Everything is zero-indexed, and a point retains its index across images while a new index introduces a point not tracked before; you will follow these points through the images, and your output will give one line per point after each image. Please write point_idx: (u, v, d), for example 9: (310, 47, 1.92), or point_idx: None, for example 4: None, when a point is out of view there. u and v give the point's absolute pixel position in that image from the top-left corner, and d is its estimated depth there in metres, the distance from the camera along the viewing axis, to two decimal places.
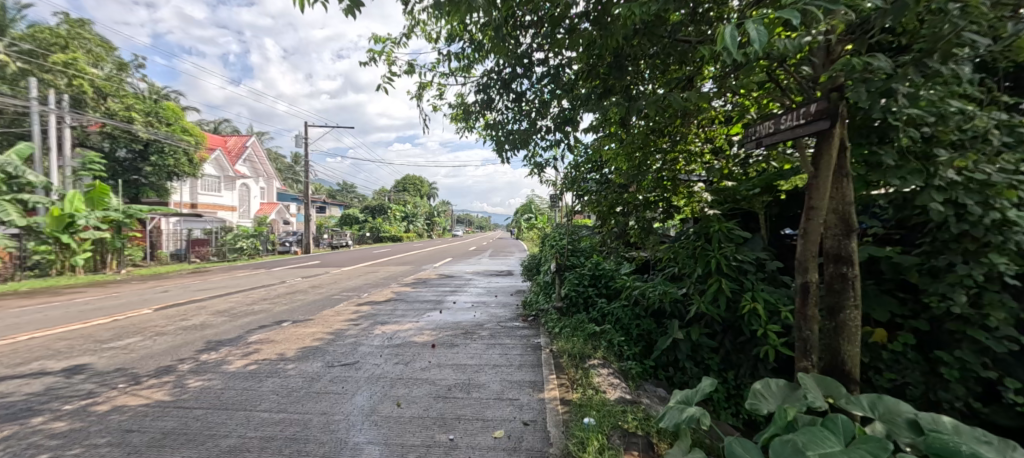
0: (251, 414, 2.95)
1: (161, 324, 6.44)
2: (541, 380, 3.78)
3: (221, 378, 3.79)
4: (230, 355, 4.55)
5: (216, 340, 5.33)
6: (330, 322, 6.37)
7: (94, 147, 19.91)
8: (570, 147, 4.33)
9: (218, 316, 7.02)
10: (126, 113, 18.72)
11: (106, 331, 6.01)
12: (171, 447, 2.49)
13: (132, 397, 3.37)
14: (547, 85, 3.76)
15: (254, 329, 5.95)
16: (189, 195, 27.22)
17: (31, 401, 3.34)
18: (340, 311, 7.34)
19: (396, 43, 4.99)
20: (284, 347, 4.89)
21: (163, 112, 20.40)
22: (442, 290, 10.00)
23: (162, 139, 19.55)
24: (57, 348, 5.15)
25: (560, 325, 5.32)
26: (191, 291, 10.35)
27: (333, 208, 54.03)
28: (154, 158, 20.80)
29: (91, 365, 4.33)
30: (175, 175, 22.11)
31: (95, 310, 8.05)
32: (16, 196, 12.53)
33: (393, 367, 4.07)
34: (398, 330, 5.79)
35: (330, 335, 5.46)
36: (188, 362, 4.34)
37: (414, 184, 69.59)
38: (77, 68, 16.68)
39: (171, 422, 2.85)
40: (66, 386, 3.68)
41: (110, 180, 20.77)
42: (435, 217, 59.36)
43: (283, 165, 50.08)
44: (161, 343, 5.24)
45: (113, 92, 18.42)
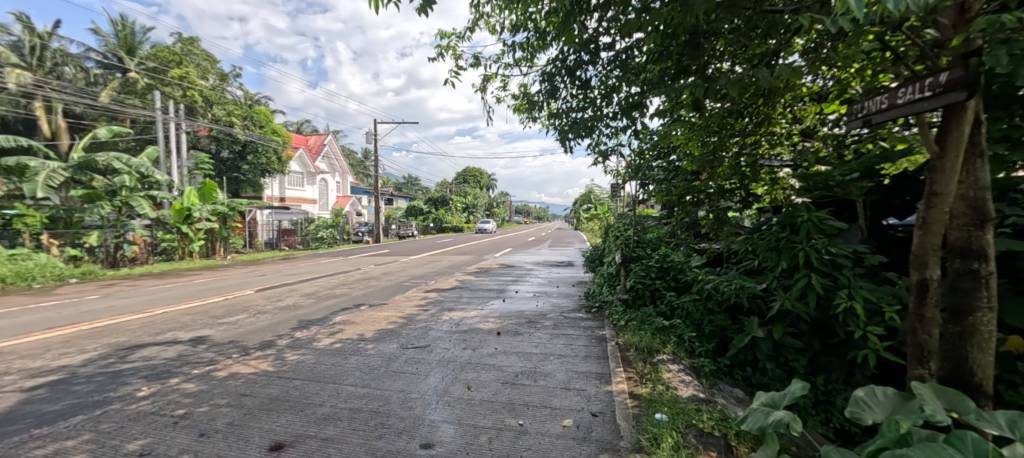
0: (340, 387, 3.25)
1: (262, 303, 7.33)
2: (608, 372, 3.71)
3: (312, 354, 4.22)
4: (319, 334, 5.04)
5: (306, 319, 5.93)
6: (402, 307, 6.81)
7: (204, 149, 23.04)
8: (635, 134, 4.15)
9: (306, 298, 7.78)
10: (228, 118, 21.38)
11: (219, 308, 6.97)
12: (277, 411, 2.83)
13: (244, 366, 3.87)
14: (614, 70, 3.66)
15: (338, 311, 6.54)
16: (278, 190, 30.42)
17: (168, 365, 3.98)
18: (409, 297, 7.75)
19: (460, 37, 5.15)
20: (363, 328, 5.33)
21: (257, 116, 22.92)
22: (504, 279, 10.23)
23: (256, 139, 21.96)
24: (184, 320, 6.08)
25: (625, 317, 5.19)
26: (283, 276, 11.59)
27: (400, 201, 57.85)
28: (251, 157, 23.47)
29: (210, 337, 5.05)
30: (267, 172, 24.81)
31: (207, 290, 9.32)
32: (149, 192, 14.47)
33: (461, 351, 4.25)
34: (464, 316, 6.04)
35: (403, 319, 5.83)
36: (285, 338, 4.89)
37: (475, 177, 71.56)
38: (190, 80, 19.60)
39: (275, 390, 3.23)
40: (193, 354, 4.33)
41: (217, 178, 23.91)
42: (494, 209, 60.20)
43: (355, 159, 53.99)
44: (263, 320, 5.94)
45: (218, 100, 21.13)
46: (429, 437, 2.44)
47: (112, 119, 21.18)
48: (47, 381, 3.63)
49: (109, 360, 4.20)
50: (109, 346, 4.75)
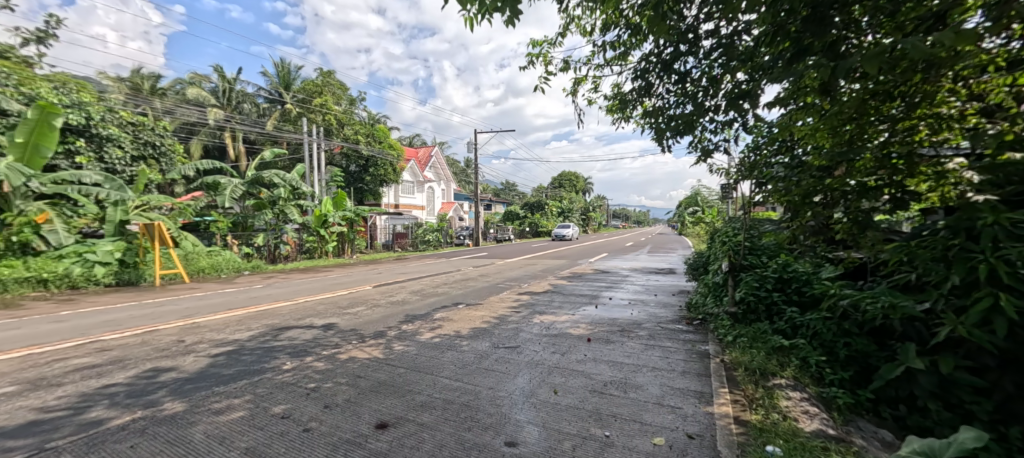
0: (436, 378, 3.50)
1: (377, 298, 8.27)
2: (709, 391, 3.37)
3: (415, 346, 4.62)
4: (421, 328, 5.49)
5: (412, 314, 6.51)
6: (496, 307, 7.07)
7: (337, 164, 26.93)
8: (746, 128, 3.71)
9: (413, 295, 8.56)
10: (355, 136, 24.74)
11: (344, 300, 8.04)
12: (382, 394, 3.15)
13: (360, 351, 4.40)
14: (718, 59, 3.34)
15: (439, 308, 7.06)
16: (393, 198, 34.04)
17: (305, 345, 4.71)
18: (503, 299, 8.01)
19: (553, 43, 5.23)
20: (459, 325, 5.66)
21: (377, 133, 26.05)
22: (598, 285, 9.98)
23: (377, 154, 24.93)
24: (318, 309, 7.14)
25: (734, 332, 4.65)
26: (395, 275, 12.88)
27: (498, 206, 60.35)
28: (372, 170, 26.72)
29: (336, 324, 5.85)
30: (385, 182, 27.96)
31: (335, 284, 10.81)
32: (298, 202, 17.53)
33: (551, 355, 4.25)
34: (555, 320, 6.03)
35: (496, 319, 6.04)
36: (394, 329, 5.43)
37: (570, 181, 71.27)
38: (328, 107, 23.52)
39: (383, 375, 3.60)
40: (323, 337, 5.06)
41: (346, 188, 27.71)
42: (590, 213, 58.95)
43: (457, 168, 57.98)
44: (377, 312, 6.69)
45: (348, 122, 24.57)
46: (514, 436, 2.48)
47: (272, 143, 26.01)
48: (225, 350, 4.58)
49: (266, 337, 5.13)
50: (266, 326, 5.82)
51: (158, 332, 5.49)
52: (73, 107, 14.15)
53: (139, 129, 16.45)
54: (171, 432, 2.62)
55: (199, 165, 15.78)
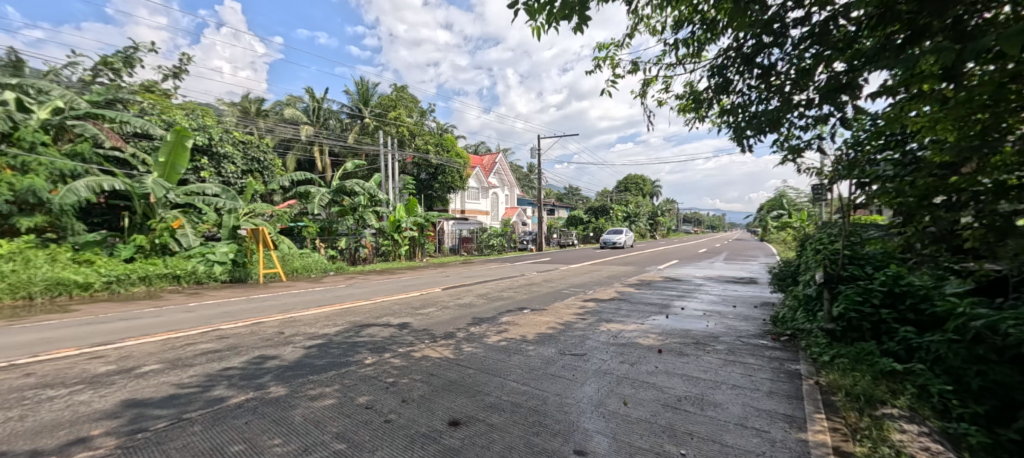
0: (504, 381, 3.56)
1: (446, 299, 8.64)
2: (801, 416, 3.04)
3: (483, 348, 4.75)
4: (488, 330, 5.64)
5: (479, 317, 6.72)
6: (561, 313, 7.04)
7: (409, 173, 28.72)
8: (843, 123, 3.33)
9: (479, 298, 8.82)
10: (426, 146, 26.25)
11: (416, 301, 8.52)
12: (454, 393, 3.29)
13: (432, 350, 4.64)
14: (810, 48, 3.04)
15: (504, 312, 7.19)
16: (460, 204, 35.42)
17: (383, 342, 5.07)
18: (568, 305, 7.94)
19: (620, 45, 5.13)
20: (525, 330, 5.73)
21: (445, 143, 27.37)
22: (668, 294, 9.50)
23: (445, 162, 26.20)
24: (394, 308, 7.65)
25: (832, 352, 4.15)
26: (462, 278, 13.37)
27: (562, 211, 60.14)
28: (440, 177, 28.10)
29: (410, 323, 6.22)
30: (453, 189, 29.24)
31: (408, 286, 11.51)
32: (375, 208, 18.96)
33: (619, 365, 4.13)
34: (623, 329, 5.86)
35: (561, 325, 6.02)
36: (463, 331, 5.64)
37: (637, 184, 68.85)
38: (401, 120, 25.25)
39: (454, 375, 3.76)
40: (399, 336, 5.40)
41: (417, 195, 29.41)
42: (659, 217, 56.10)
43: (521, 174, 58.84)
44: (446, 314, 6.99)
45: (419, 133, 26.14)
46: (583, 445, 2.45)
47: (353, 154, 28.46)
48: (317, 343, 5.08)
49: (349, 333, 5.61)
50: (350, 323, 6.36)
51: (263, 324, 6.26)
52: (199, 129, 16.72)
53: (247, 147, 18.91)
54: (276, 412, 2.97)
55: (293, 177, 17.66)
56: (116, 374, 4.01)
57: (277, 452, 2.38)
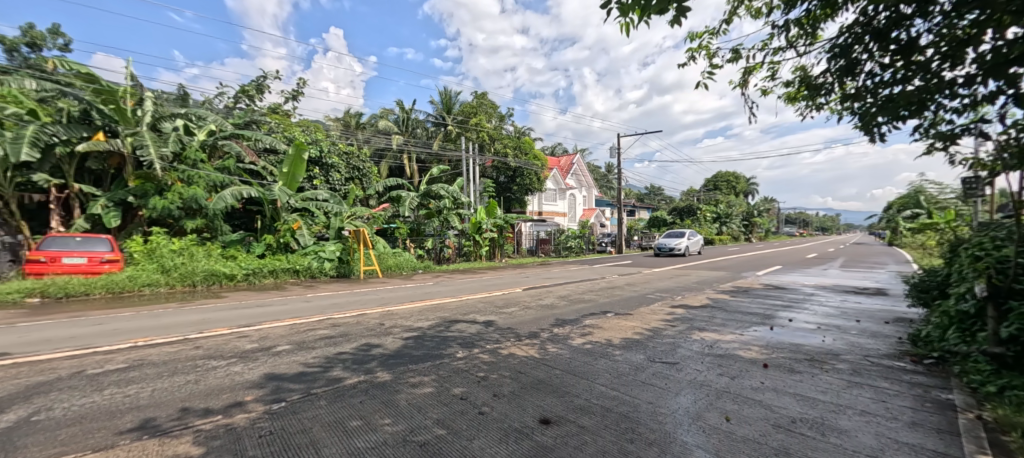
0: (593, 384, 3.52)
1: (528, 300, 8.77)
2: (956, 453, 2.54)
3: (568, 349, 4.74)
4: (572, 333, 5.60)
5: (562, 318, 6.71)
6: (647, 319, 6.74)
7: (489, 176, 29.74)
8: (1016, 101, 2.73)
9: (561, 300, 8.79)
10: (505, 150, 27.02)
11: (499, 300, 8.76)
12: (542, 392, 3.33)
13: (518, 349, 4.74)
14: (969, 14, 2.54)
15: (587, 314, 7.08)
16: (538, 206, 35.74)
17: (472, 338, 5.31)
18: (655, 310, 7.55)
19: (715, 33, 4.78)
20: (611, 333, 5.59)
21: (524, 146, 27.91)
22: (771, 303, 8.55)
23: (524, 165, 26.67)
24: (479, 306, 7.97)
25: (1000, 382, 3.42)
26: (541, 279, 13.45)
27: (643, 212, 57.58)
28: (519, 180, 28.70)
29: (496, 322, 6.43)
30: (530, 191, 29.64)
31: (489, 285, 11.90)
32: (458, 211, 19.97)
33: (717, 377, 3.83)
34: (719, 339, 5.42)
35: (649, 332, 5.75)
36: (547, 332, 5.68)
37: (728, 182, 63.23)
38: (481, 125, 26.37)
39: (542, 374, 3.81)
40: (486, 333, 5.63)
41: (497, 198, 30.32)
42: (755, 217, 50.38)
43: (599, 175, 57.64)
44: (529, 314, 7.09)
45: (498, 137, 27.04)
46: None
47: (438, 160, 30.32)
48: (413, 335, 5.51)
49: (441, 328, 5.98)
50: (440, 318, 6.78)
51: (367, 315, 6.96)
52: (313, 143, 19.14)
53: (350, 157, 21.13)
54: (384, 395, 3.29)
55: (387, 182, 19.35)
56: (258, 351, 4.77)
57: (388, 431, 2.64)
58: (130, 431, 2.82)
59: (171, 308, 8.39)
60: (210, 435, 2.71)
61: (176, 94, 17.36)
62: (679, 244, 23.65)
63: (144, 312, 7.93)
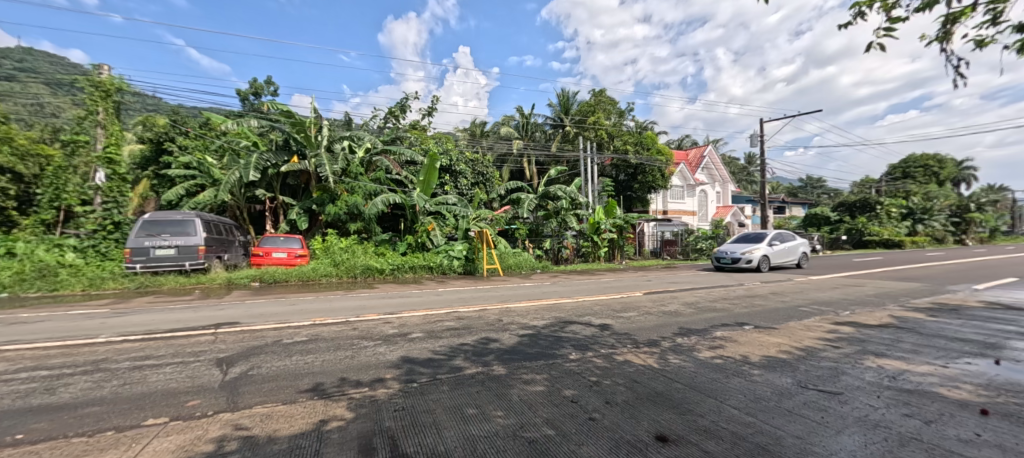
0: (722, 405, 3.09)
1: (649, 305, 8.19)
2: None
3: (694, 362, 4.28)
4: (699, 344, 5.05)
5: (688, 328, 6.10)
6: (798, 336, 5.67)
7: (609, 175, 28.92)
8: None
9: (688, 307, 8.00)
10: (624, 147, 26.00)
11: (617, 304, 8.39)
12: (659, 406, 3.05)
13: (636, 356, 4.46)
14: None
15: (719, 325, 6.30)
16: (662, 204, 33.33)
17: (587, 340, 5.20)
18: (809, 326, 6.32)
19: None
20: (748, 349, 4.85)
21: (645, 141, 26.48)
22: (996, 329, 6.36)
23: (646, 161, 25.18)
24: (596, 309, 7.76)
25: None
26: (665, 283, 12.49)
27: (796, 209, 49.06)
28: (641, 177, 27.31)
29: (613, 326, 6.17)
30: (653, 189, 27.88)
31: (608, 288, 11.50)
32: (576, 211, 19.85)
33: (901, 418, 2.99)
34: (906, 370, 4.25)
35: (800, 351, 4.83)
36: (669, 341, 5.23)
37: (924, 168, 49.61)
38: (599, 123, 25.93)
39: (661, 386, 3.51)
40: (602, 336, 5.44)
41: (617, 197, 29.31)
42: (970, 212, 38.16)
43: (736, 168, 51.24)
44: (651, 321, 6.63)
45: (617, 134, 26.18)
46: None
47: (556, 162, 30.73)
48: (529, 333, 5.64)
49: (556, 328, 6.00)
50: (556, 318, 6.81)
51: (488, 310, 7.39)
52: (444, 153, 21.24)
53: (475, 163, 22.80)
54: (499, 388, 3.43)
55: (508, 186, 20.30)
56: (399, 336, 5.46)
57: (499, 423, 2.73)
58: (307, 391, 3.50)
59: (341, 295, 10.26)
60: (358, 403, 3.19)
61: (343, 119, 21.06)
62: (747, 252, 15.58)
63: (321, 298, 9.80)
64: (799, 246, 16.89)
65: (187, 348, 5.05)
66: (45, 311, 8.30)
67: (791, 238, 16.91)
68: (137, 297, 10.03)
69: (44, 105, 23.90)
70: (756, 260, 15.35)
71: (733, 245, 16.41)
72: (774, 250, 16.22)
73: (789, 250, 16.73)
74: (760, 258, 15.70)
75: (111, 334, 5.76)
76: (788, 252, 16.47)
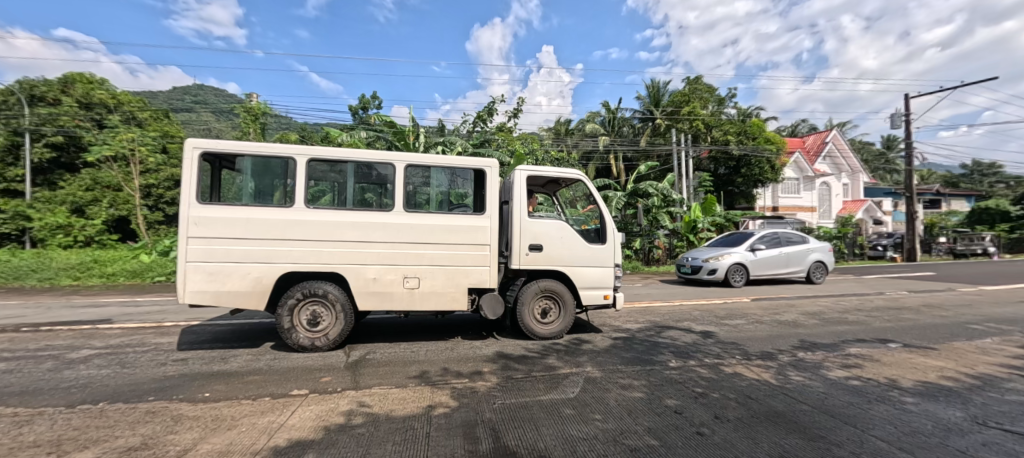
0: (864, 435, 2.64)
1: (759, 313, 7.36)
2: None
3: (821, 382, 3.74)
4: (828, 361, 4.39)
5: (811, 341, 5.34)
6: (967, 360, 4.61)
7: (706, 169, 26.64)
8: None
9: (808, 318, 7.00)
10: (724, 137, 23.77)
11: (719, 310, 7.68)
12: (782, 428, 2.71)
13: (748, 370, 4.04)
14: None
15: (852, 341, 5.41)
16: (771, 199, 29.66)
17: (687, 348, 4.85)
18: (984, 349, 5.09)
19: None
20: (895, 372, 4.08)
21: (750, 129, 23.82)
22: None
23: (750, 152, 22.67)
24: (695, 315, 7.19)
25: None
26: (777, 289, 11.10)
27: (956, 203, 39.97)
28: (745, 170, 24.70)
29: (716, 334, 5.66)
30: (761, 182, 25.01)
31: (708, 292, 10.58)
32: (669, 209, 18.63)
33: None
34: None
35: (972, 379, 3.93)
36: (787, 354, 4.64)
37: None
38: (695, 113, 23.99)
39: (782, 406, 3.12)
40: (704, 345, 5.03)
41: (716, 193, 26.90)
42: None
43: (869, 155, 43.50)
44: (764, 331, 5.94)
45: (716, 124, 24.06)
46: None
47: (646, 157, 29.24)
48: (623, 336, 5.44)
49: (651, 332, 5.71)
50: (650, 322, 6.48)
51: None
52: (530, 153, 21.56)
53: (560, 162, 22.72)
54: (595, 391, 3.37)
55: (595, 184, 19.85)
56: (492, 332, 5.68)
57: (598, 427, 2.68)
58: (415, 377, 3.83)
59: None
60: (460, 393, 3.39)
61: (437, 126, 22.53)
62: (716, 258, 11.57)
63: None
64: (810, 252, 12.14)
65: None
66: None
67: (799, 240, 12.21)
68: None
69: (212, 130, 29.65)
70: (721, 270, 11.31)
71: (705, 250, 12.34)
72: (761, 256, 11.77)
73: (791, 257, 12.02)
74: (733, 268, 11.43)
75: (262, 316, 6.95)
76: (782, 262, 11.82)
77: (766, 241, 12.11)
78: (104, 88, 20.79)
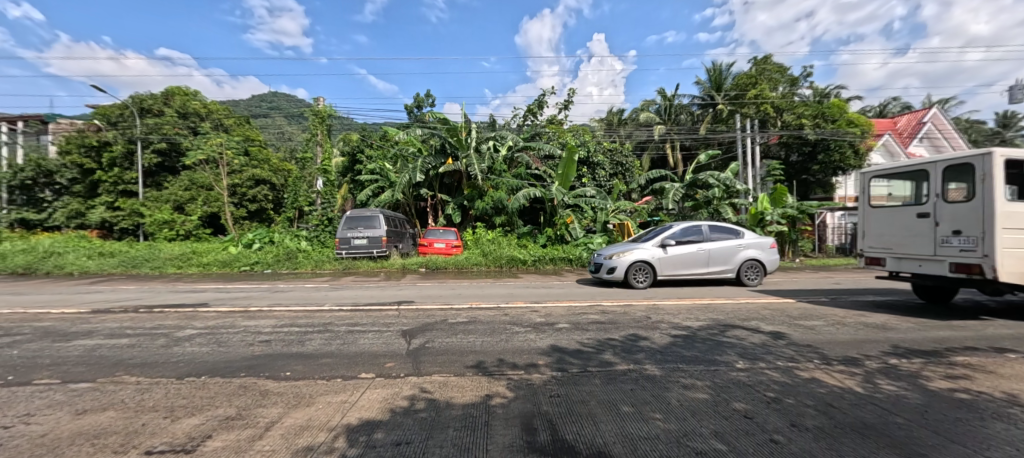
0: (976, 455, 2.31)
1: (840, 314, 6.70)
2: None
3: (919, 392, 3.33)
4: (927, 370, 3.89)
5: (905, 346, 4.76)
6: None
7: (776, 156, 24.58)
8: None
9: (900, 321, 6.26)
10: (797, 121, 21.79)
11: (792, 310, 7.09)
12: (871, 441, 2.45)
13: (828, 375, 3.70)
14: None
15: (958, 348, 4.75)
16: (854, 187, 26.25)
17: (756, 349, 4.54)
18: None
19: None
20: (1015, 385, 3.54)
21: (829, 111, 21.54)
22: None
23: (829, 136, 20.53)
24: (764, 314, 6.69)
25: None
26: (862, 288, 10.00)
27: None
28: (822, 156, 22.47)
29: (789, 335, 5.23)
30: (841, 170, 22.63)
31: (778, 290, 9.80)
32: (732, 201, 17.37)
33: None
34: None
35: None
36: (875, 361, 4.19)
37: None
38: (763, 96, 22.14)
39: (871, 416, 2.82)
40: (776, 346, 4.67)
41: (788, 183, 24.72)
42: None
43: (979, 135, 37.69)
44: (846, 334, 5.39)
45: (788, 107, 22.11)
46: None
47: (706, 146, 27.56)
48: (682, 334, 5.21)
49: (715, 331, 5.40)
50: (713, 320, 6.14)
51: (633, 307, 7.11)
52: (581, 145, 21.17)
53: (613, 154, 22.08)
54: (655, 389, 3.27)
55: (651, 175, 19.05)
56: (546, 325, 5.68)
57: (659, 426, 2.59)
58: (472, 367, 3.94)
59: (491, 283, 11.21)
60: (517, 385, 3.43)
61: (488, 121, 22.84)
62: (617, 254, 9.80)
63: (475, 285, 10.88)
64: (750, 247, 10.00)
65: (380, 320, 6.24)
66: (291, 284, 11.32)
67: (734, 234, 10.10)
68: (344, 276, 12.81)
69: (285, 133, 32.28)
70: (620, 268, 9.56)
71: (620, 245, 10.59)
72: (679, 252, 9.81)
73: (723, 254, 9.97)
74: (636, 266, 9.63)
75: (330, 305, 7.49)
76: (708, 259, 9.81)
77: (685, 234, 10.04)
78: (197, 98, 23.40)
